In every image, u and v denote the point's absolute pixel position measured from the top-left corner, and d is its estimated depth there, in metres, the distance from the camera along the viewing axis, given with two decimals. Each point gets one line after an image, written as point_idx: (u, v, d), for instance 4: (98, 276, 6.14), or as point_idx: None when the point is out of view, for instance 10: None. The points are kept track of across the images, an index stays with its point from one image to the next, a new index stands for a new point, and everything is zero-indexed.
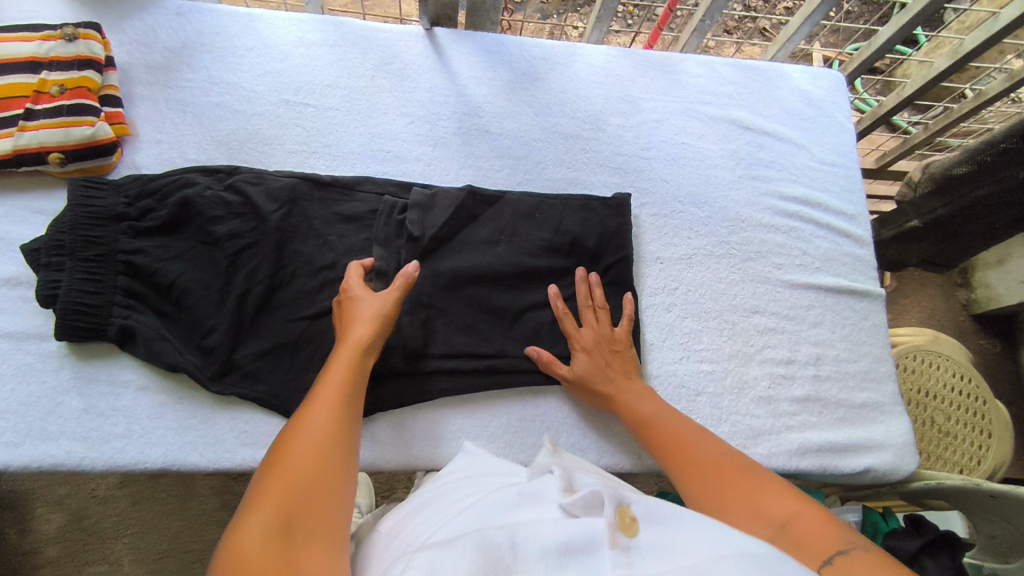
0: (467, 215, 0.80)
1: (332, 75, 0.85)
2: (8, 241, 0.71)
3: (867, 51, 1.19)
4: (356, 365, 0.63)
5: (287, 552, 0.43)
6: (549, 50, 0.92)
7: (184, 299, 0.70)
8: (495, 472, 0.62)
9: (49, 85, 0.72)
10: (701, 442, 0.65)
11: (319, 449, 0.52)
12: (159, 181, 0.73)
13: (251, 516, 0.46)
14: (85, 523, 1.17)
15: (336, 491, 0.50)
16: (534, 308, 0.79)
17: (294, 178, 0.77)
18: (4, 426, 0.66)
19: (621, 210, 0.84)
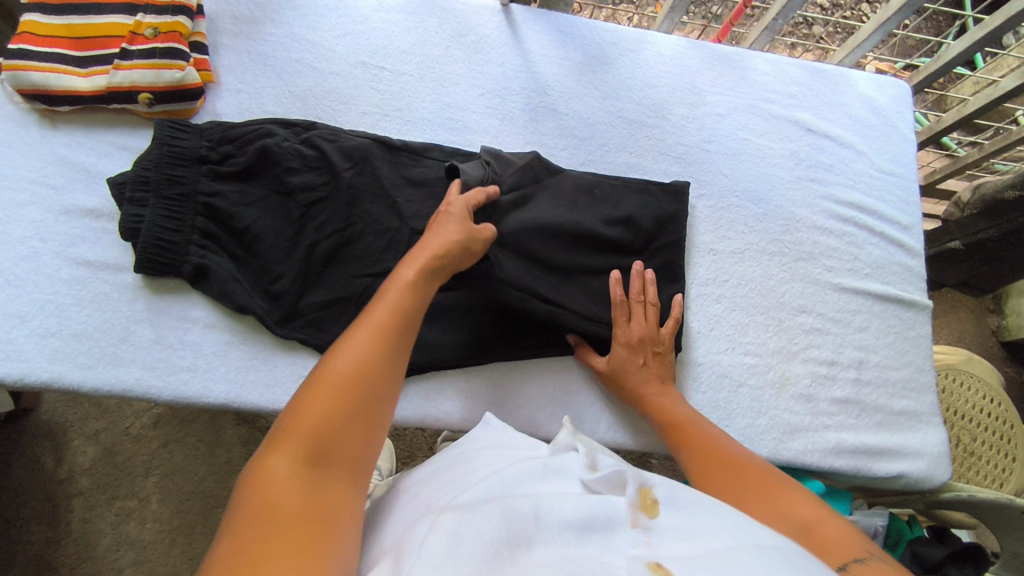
0: (534, 177, 0.81)
1: (408, 41, 0.87)
2: (94, 173, 0.74)
3: (933, 65, 1.16)
4: (406, 295, 0.62)
5: (312, 487, 0.45)
6: (621, 35, 0.93)
7: (256, 245, 0.73)
8: (515, 446, 0.64)
9: (144, 27, 0.75)
10: (725, 445, 0.67)
11: (361, 380, 0.53)
12: (240, 129, 0.76)
13: (283, 441, 0.48)
14: (117, 459, 1.21)
15: (370, 428, 0.52)
16: (589, 275, 0.81)
17: (368, 138, 0.79)
18: (80, 348, 0.69)
19: (679, 197, 0.86)
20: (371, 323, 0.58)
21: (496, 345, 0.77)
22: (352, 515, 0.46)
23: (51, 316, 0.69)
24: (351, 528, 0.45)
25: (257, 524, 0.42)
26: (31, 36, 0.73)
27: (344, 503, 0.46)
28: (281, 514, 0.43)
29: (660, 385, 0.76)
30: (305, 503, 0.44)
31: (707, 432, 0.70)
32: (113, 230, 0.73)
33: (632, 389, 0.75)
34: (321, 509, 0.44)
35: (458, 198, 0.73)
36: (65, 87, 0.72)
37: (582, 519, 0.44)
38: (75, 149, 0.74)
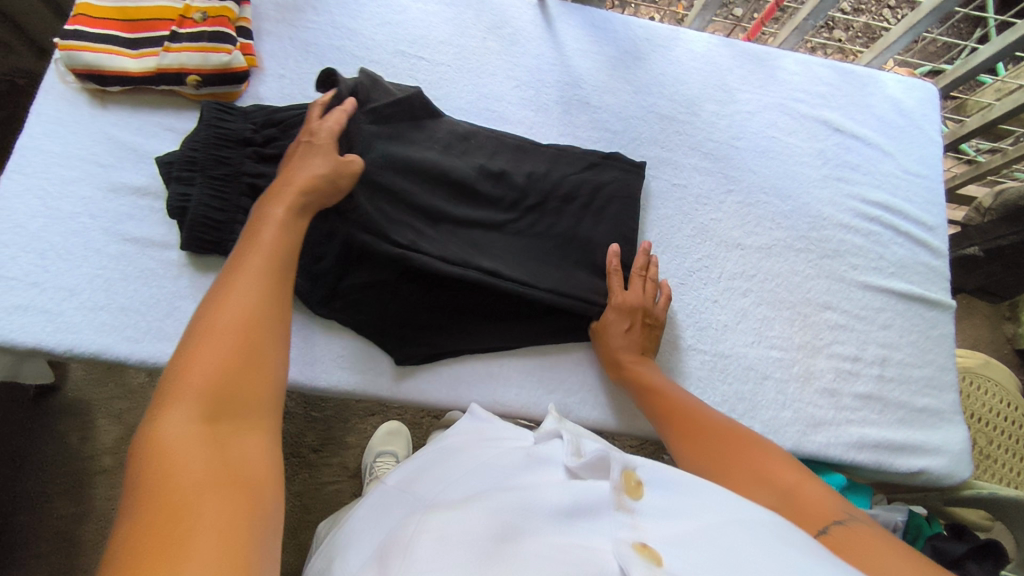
0: (411, 113, 0.78)
1: (446, 32, 0.88)
2: (142, 153, 0.76)
3: (960, 68, 1.15)
4: (283, 243, 0.63)
5: (215, 437, 0.46)
6: (654, 31, 0.94)
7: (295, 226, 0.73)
8: (503, 436, 0.66)
9: (192, 11, 0.76)
10: (704, 417, 0.71)
11: (250, 334, 0.53)
12: (284, 113, 0.77)
13: (174, 405, 0.47)
14: None
15: (266, 376, 0.53)
16: (463, 220, 0.78)
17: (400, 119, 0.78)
18: (126, 322, 0.70)
19: (596, 164, 0.85)
20: (256, 279, 0.58)
21: (527, 332, 0.78)
22: (262, 454, 0.48)
23: (99, 290, 0.71)
24: (264, 469, 0.47)
25: (160, 482, 0.41)
26: (86, 18, 0.75)
27: (258, 451, 0.48)
28: (186, 467, 0.42)
29: (633, 351, 0.76)
30: (218, 457, 0.44)
31: (683, 403, 0.73)
32: (160, 208, 0.74)
33: (608, 349, 0.76)
34: (237, 459, 0.45)
35: (322, 125, 0.69)
36: (117, 68, 0.74)
37: (569, 504, 0.47)
38: (124, 129, 0.76)
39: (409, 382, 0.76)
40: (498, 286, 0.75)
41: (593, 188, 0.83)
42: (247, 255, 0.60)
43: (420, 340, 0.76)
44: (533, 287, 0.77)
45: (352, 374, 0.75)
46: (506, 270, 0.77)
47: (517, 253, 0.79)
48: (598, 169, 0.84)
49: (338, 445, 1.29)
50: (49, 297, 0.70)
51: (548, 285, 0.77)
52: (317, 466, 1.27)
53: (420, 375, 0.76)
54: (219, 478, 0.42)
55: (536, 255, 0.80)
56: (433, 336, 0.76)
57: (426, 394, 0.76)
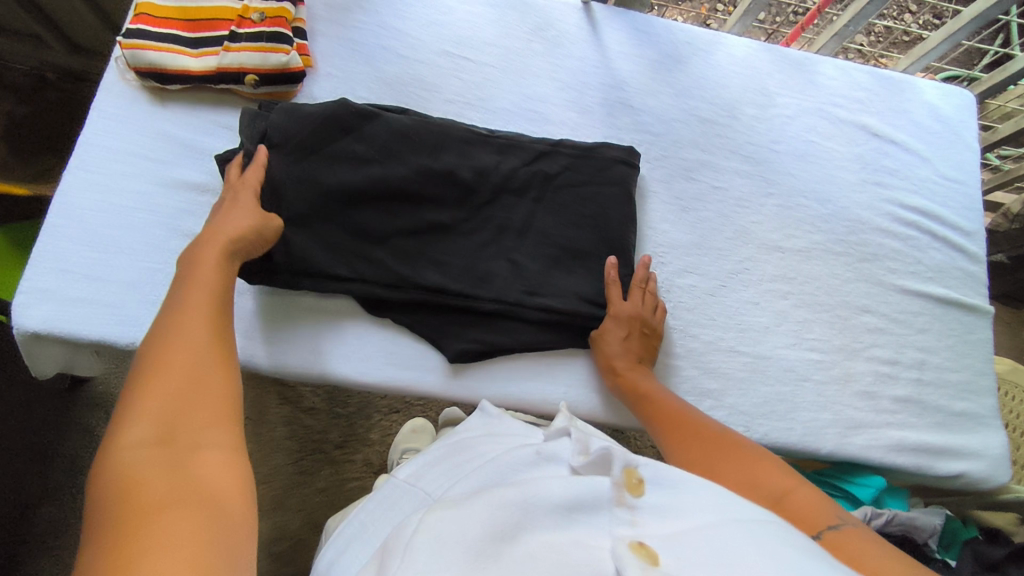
0: (337, 124, 0.77)
1: (491, 33, 0.90)
2: (200, 150, 0.78)
3: (997, 76, 1.14)
4: (226, 276, 0.64)
5: (173, 457, 0.46)
6: (694, 35, 0.96)
7: (328, 248, 0.74)
8: (511, 433, 0.68)
9: (251, 12, 0.78)
10: (698, 424, 0.70)
11: (194, 364, 0.54)
12: (304, 129, 0.75)
13: (125, 437, 0.47)
14: None
15: (220, 396, 0.53)
16: (404, 233, 0.77)
17: (411, 129, 0.79)
18: None
19: (557, 153, 0.83)
20: (199, 313, 0.58)
21: (572, 331, 0.79)
22: (226, 464, 0.48)
23: (159, 284, 0.72)
24: (231, 480, 0.47)
25: (121, 508, 0.42)
26: (149, 18, 0.77)
27: (221, 464, 0.48)
28: (146, 489, 0.43)
29: (628, 356, 0.76)
30: (174, 475, 0.45)
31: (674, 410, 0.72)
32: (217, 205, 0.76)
33: (604, 355, 0.76)
34: (195, 475, 0.45)
35: (244, 178, 0.71)
36: (179, 67, 0.76)
37: (567, 500, 0.47)
38: (183, 127, 0.78)
39: (458, 377, 0.76)
40: (442, 302, 0.75)
41: (543, 178, 0.82)
42: (188, 291, 0.60)
43: (470, 336, 0.76)
44: (478, 299, 0.76)
45: (404, 370, 0.75)
46: (452, 282, 0.76)
47: (464, 260, 0.78)
48: (547, 159, 0.83)
49: (360, 442, 1.30)
50: (112, 290, 0.71)
51: (500, 292, 0.77)
52: (340, 462, 1.29)
53: (467, 371, 0.77)
54: (175, 495, 0.43)
55: (480, 258, 0.78)
56: (479, 333, 0.76)
57: (477, 390, 0.76)
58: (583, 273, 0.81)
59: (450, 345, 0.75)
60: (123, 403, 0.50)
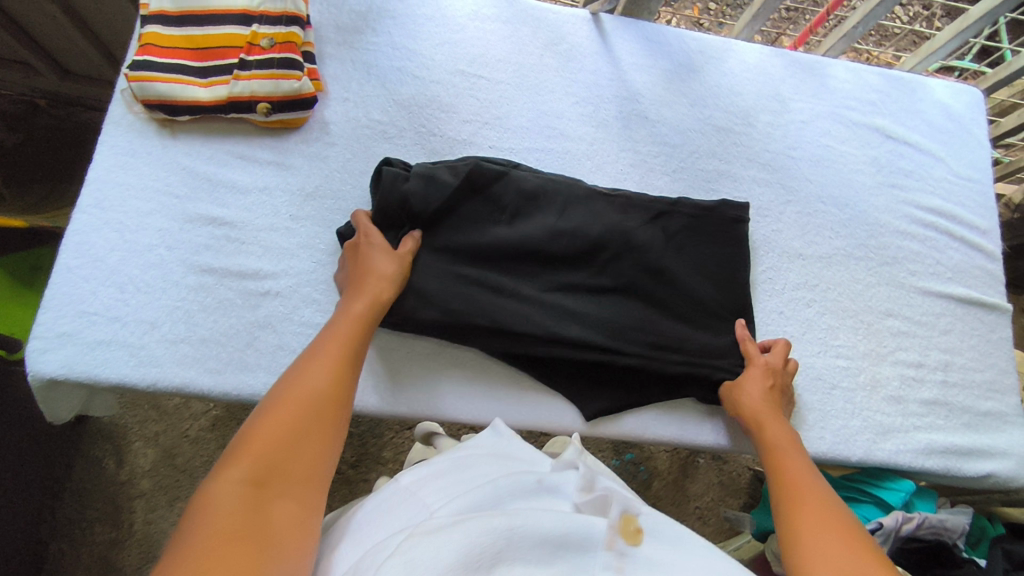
0: (470, 186, 0.77)
1: (504, 50, 0.88)
2: (214, 182, 0.76)
3: (1004, 71, 1.13)
4: (359, 323, 0.68)
5: (257, 504, 0.50)
6: (706, 44, 0.95)
7: (456, 305, 0.74)
8: (520, 458, 0.64)
9: (261, 38, 0.76)
10: (806, 491, 0.65)
11: (309, 414, 0.58)
12: (437, 192, 0.75)
13: (229, 470, 0.51)
14: (176, 461, 1.22)
15: (322, 455, 0.56)
16: (539, 294, 0.77)
17: (540, 184, 0.80)
18: (207, 354, 0.70)
19: (674, 210, 0.83)
20: (329, 359, 0.63)
21: (695, 390, 0.79)
22: (297, 530, 0.51)
23: (179, 322, 0.70)
24: (297, 548, 0.50)
25: (197, 540, 0.46)
26: (155, 48, 0.74)
27: (296, 522, 0.51)
28: (223, 529, 0.47)
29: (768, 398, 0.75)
30: (250, 524, 0.48)
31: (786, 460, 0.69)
32: (235, 238, 0.74)
33: (742, 399, 0.75)
34: (268, 530, 0.48)
35: (368, 227, 0.74)
36: (189, 98, 0.74)
37: (560, 532, 0.49)
38: (195, 159, 0.76)
39: (484, 403, 0.76)
40: (581, 359, 0.75)
41: (664, 236, 0.82)
42: (326, 340, 0.65)
43: (608, 394, 0.77)
44: (617, 356, 0.76)
45: (434, 400, 0.75)
46: (590, 339, 0.76)
47: (595, 318, 0.77)
48: (664, 219, 0.82)
49: (374, 460, 1.29)
50: (131, 331, 0.69)
51: (627, 351, 0.76)
52: (355, 482, 1.27)
53: (495, 395, 0.77)
54: (247, 543, 0.47)
55: (612, 316, 0.78)
56: (617, 388, 0.78)
57: (502, 414, 0.76)
58: (708, 332, 0.80)
59: (588, 403, 0.77)
60: (245, 432, 0.55)
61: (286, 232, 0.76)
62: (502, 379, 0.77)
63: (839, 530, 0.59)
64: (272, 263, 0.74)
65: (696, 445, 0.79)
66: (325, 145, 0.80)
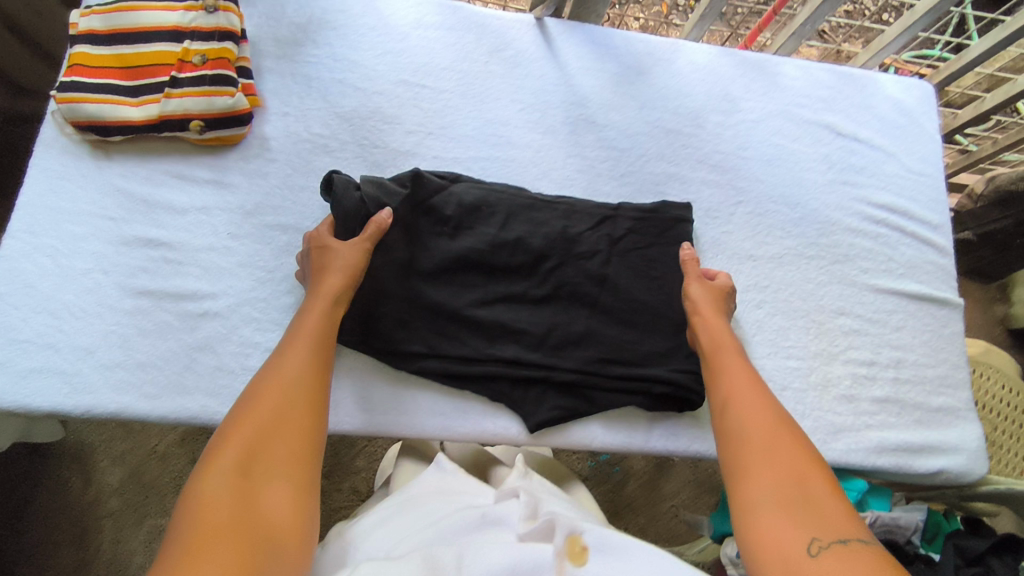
0: (413, 200, 0.77)
1: (448, 58, 0.87)
2: (150, 203, 0.75)
3: (955, 64, 1.13)
4: (329, 315, 0.69)
5: (244, 490, 0.51)
6: (654, 45, 0.94)
7: (395, 329, 0.76)
8: (462, 492, 0.64)
9: (192, 55, 0.75)
10: (759, 404, 0.67)
11: (285, 403, 0.59)
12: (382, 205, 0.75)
13: (213, 464, 0.52)
14: (144, 478, 1.21)
15: (305, 437, 0.58)
16: (479, 307, 0.78)
17: (483, 193, 0.81)
18: (145, 379, 0.70)
19: (621, 217, 0.83)
20: (301, 351, 0.64)
21: (643, 398, 0.78)
22: (290, 509, 0.52)
23: (115, 348, 0.70)
24: (293, 526, 0.51)
25: (192, 529, 0.47)
26: (83, 68, 0.74)
27: (289, 502, 0.52)
28: (215, 516, 0.48)
29: (714, 312, 0.77)
30: (242, 508, 0.49)
31: (736, 383, 0.70)
32: (173, 260, 0.74)
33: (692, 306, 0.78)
34: (261, 511, 0.50)
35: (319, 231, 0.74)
36: (119, 118, 0.73)
37: (508, 567, 0.48)
38: (130, 180, 0.75)
39: (431, 417, 0.76)
40: (519, 375, 0.76)
41: (609, 241, 0.82)
42: (293, 335, 0.66)
43: (553, 405, 0.76)
44: (556, 369, 0.77)
45: (377, 416, 0.75)
46: (529, 354, 0.77)
47: (537, 329, 0.78)
48: (610, 224, 0.83)
49: (346, 470, 1.28)
50: (65, 358, 0.69)
51: (568, 363, 0.77)
52: (328, 492, 1.27)
53: (441, 409, 0.76)
54: (241, 525, 0.48)
55: (554, 327, 0.78)
56: (569, 399, 0.77)
57: (447, 428, 0.76)
58: (657, 333, 0.80)
59: (533, 414, 0.76)
60: (221, 430, 0.56)
61: (224, 251, 0.75)
62: (448, 393, 0.77)
63: (788, 448, 0.62)
64: (210, 283, 0.74)
65: (647, 452, 0.79)
66: (264, 161, 0.79)
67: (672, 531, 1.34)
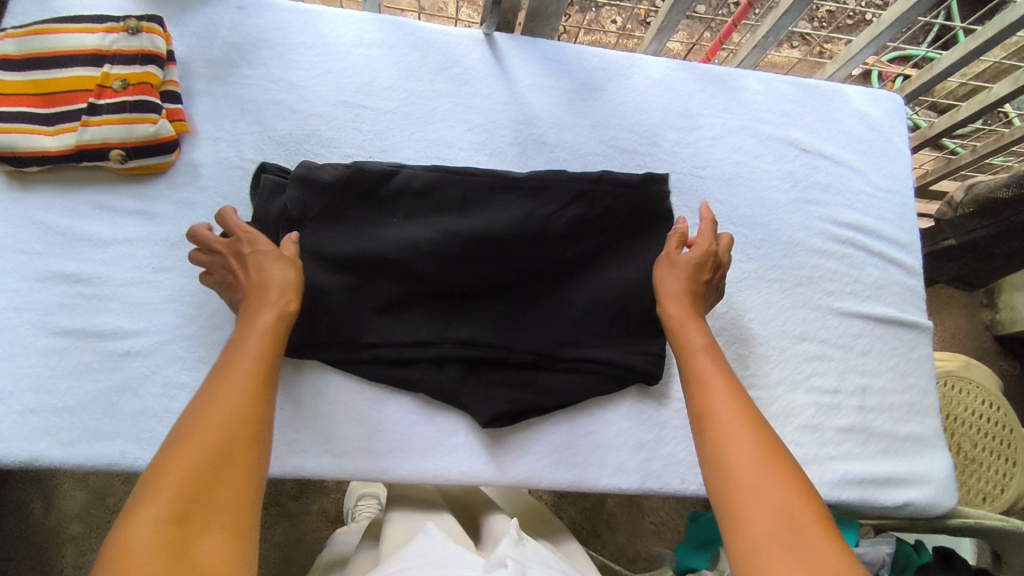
0: (357, 190, 0.75)
1: (391, 77, 0.83)
2: (70, 236, 0.71)
3: (926, 74, 1.10)
4: (267, 331, 0.62)
5: (173, 550, 0.44)
6: (609, 60, 0.90)
7: (342, 322, 0.73)
8: (444, 561, 0.56)
9: (112, 79, 0.72)
10: (737, 411, 0.59)
11: (222, 434, 0.51)
12: (323, 192, 0.73)
13: (138, 516, 0.45)
14: (108, 501, 1.16)
15: (246, 475, 0.51)
16: (429, 297, 0.76)
17: (431, 175, 0.77)
18: (61, 424, 0.66)
19: (585, 180, 0.78)
20: (238, 380, 0.56)
21: (606, 380, 0.76)
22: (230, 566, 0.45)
23: (31, 391, 0.67)
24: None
25: None
26: None
27: (227, 556, 0.45)
28: None
29: (686, 298, 0.72)
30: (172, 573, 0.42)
31: (712, 398, 0.61)
32: (93, 297, 0.70)
33: (665, 289, 0.73)
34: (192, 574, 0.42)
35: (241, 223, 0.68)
36: (35, 148, 0.70)
37: None
38: (49, 212, 0.72)
39: (368, 457, 0.72)
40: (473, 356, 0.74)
41: (576, 217, 0.77)
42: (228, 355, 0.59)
43: (504, 398, 0.74)
44: (511, 349, 0.75)
45: (311, 458, 0.71)
46: (483, 337, 0.74)
47: (492, 314, 0.76)
48: (573, 195, 0.78)
49: (316, 491, 1.24)
50: None
51: (525, 344, 0.75)
52: (296, 515, 1.22)
53: (380, 450, 0.72)
54: None
55: (508, 312, 0.76)
56: (525, 387, 0.75)
57: (387, 470, 0.72)
58: (618, 314, 0.78)
59: (483, 409, 0.73)
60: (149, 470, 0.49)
61: (148, 286, 0.71)
62: (387, 431, 0.73)
63: (768, 464, 0.54)
64: (133, 321, 0.70)
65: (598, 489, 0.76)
66: (193, 189, 0.75)
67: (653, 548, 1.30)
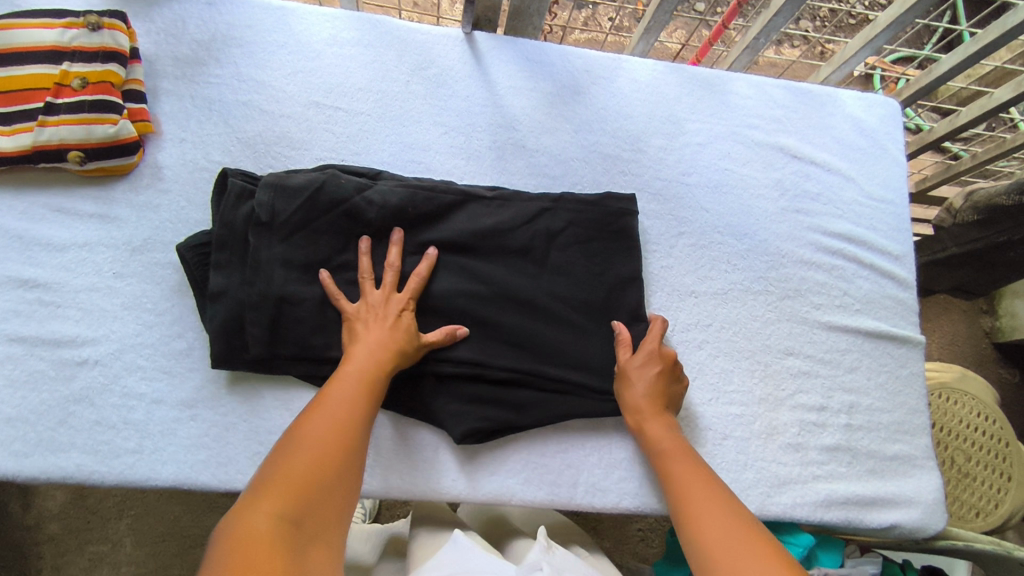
0: (328, 198, 0.71)
1: (365, 77, 0.81)
2: (27, 240, 0.69)
3: (925, 78, 1.07)
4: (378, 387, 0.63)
5: (290, 544, 0.45)
6: (594, 62, 0.87)
7: (308, 332, 0.69)
8: None
9: (72, 77, 0.69)
10: (716, 507, 0.61)
11: (329, 450, 0.54)
12: (294, 201, 0.70)
13: (258, 508, 0.47)
14: (86, 502, 1.13)
15: (345, 495, 0.53)
16: None
17: (408, 189, 0.73)
18: (14, 435, 0.65)
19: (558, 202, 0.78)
20: (343, 403, 0.59)
21: (580, 399, 0.73)
22: None
23: None
24: None
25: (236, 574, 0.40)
26: None
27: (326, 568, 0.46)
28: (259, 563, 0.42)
29: (652, 405, 0.70)
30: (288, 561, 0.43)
31: (691, 499, 0.63)
32: (49, 302, 0.68)
33: (632, 397, 0.71)
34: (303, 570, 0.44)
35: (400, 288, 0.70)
36: None
37: None
38: (7, 215, 0.70)
39: None
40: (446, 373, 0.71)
41: (546, 235, 0.77)
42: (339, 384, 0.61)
43: (474, 415, 0.71)
44: (487, 365, 0.72)
45: None
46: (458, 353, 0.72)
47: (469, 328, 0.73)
48: (549, 216, 0.77)
49: None
50: None
51: (502, 361, 0.72)
52: None
53: None
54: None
55: (486, 327, 0.74)
56: (498, 406, 0.72)
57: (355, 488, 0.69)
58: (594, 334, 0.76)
59: (453, 427, 0.70)
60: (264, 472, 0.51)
61: (106, 292, 0.69)
62: None
63: (753, 546, 0.55)
64: (90, 328, 0.68)
65: (572, 508, 0.73)
66: (156, 192, 0.73)
67: (639, 554, 1.27)
